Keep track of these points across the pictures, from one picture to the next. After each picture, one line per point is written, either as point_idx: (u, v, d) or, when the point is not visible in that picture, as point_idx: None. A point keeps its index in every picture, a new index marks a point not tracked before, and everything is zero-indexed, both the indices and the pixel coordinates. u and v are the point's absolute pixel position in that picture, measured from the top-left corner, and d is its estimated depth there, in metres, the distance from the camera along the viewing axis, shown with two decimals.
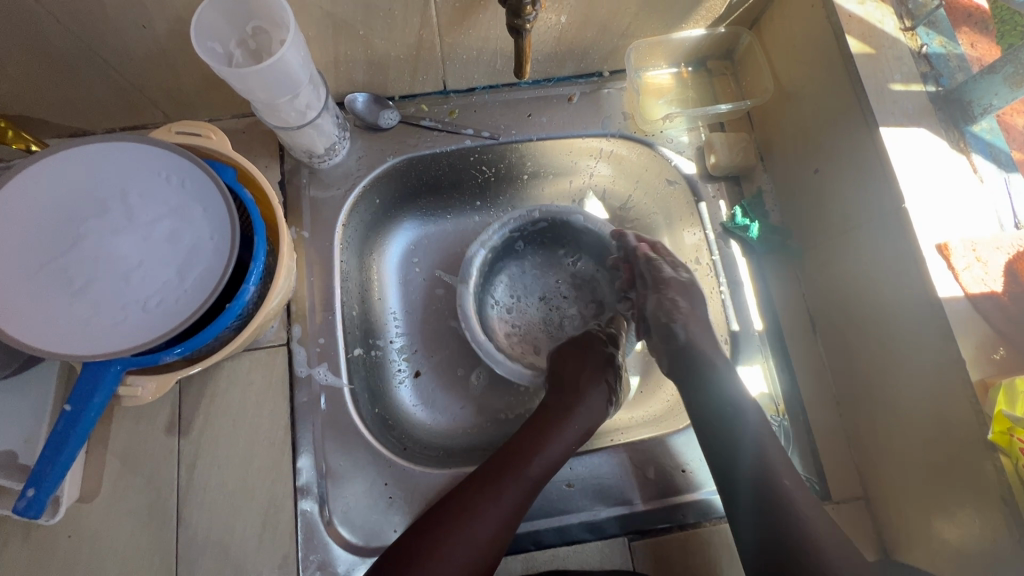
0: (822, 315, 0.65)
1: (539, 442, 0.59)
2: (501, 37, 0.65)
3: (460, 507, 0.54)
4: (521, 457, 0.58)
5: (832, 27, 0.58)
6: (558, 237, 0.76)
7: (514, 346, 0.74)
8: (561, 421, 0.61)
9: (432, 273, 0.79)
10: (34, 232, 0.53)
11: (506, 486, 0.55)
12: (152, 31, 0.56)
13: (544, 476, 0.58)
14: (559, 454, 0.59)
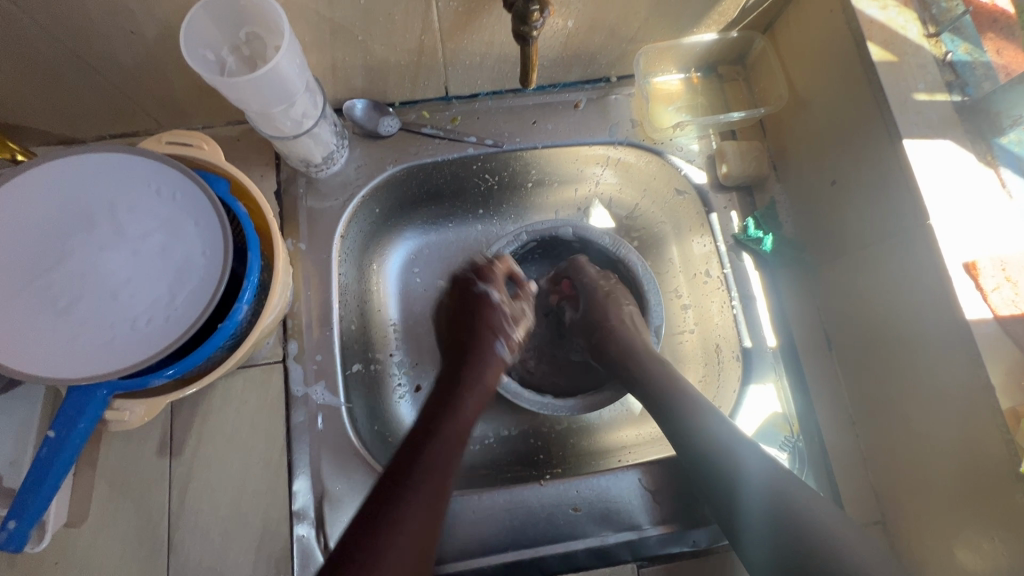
0: (838, 331, 0.63)
1: (444, 413, 0.55)
2: (505, 42, 0.62)
3: (385, 500, 0.46)
4: (433, 432, 0.52)
5: (852, 34, 0.56)
6: (552, 249, 0.76)
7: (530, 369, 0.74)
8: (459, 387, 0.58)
9: (434, 284, 0.76)
10: (17, 248, 0.51)
11: (425, 462, 0.49)
12: (141, 37, 0.53)
13: (461, 441, 0.53)
14: (468, 418, 0.56)
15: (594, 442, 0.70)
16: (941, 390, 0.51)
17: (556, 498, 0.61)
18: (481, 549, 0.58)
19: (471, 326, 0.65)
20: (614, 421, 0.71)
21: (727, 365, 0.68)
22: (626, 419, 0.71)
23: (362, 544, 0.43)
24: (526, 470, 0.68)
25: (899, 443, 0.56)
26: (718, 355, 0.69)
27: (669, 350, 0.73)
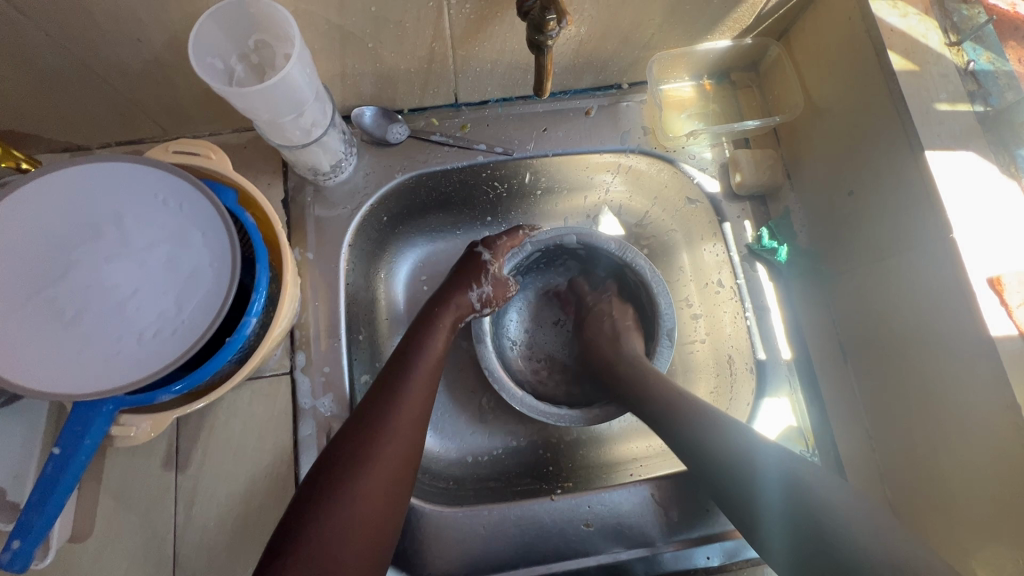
0: (853, 344, 0.62)
1: (413, 352, 0.56)
2: (516, 49, 0.61)
3: (355, 437, 0.48)
4: (404, 372, 0.54)
5: (871, 42, 0.55)
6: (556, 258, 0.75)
7: (546, 380, 0.73)
8: (432, 328, 0.59)
9: None
10: (21, 260, 0.50)
11: (396, 401, 0.51)
12: (147, 45, 0.52)
13: (432, 377, 0.55)
14: (439, 360, 0.57)
15: (603, 454, 0.69)
16: (963, 407, 0.49)
17: (568, 513, 0.60)
18: (494, 567, 0.57)
19: (450, 281, 0.64)
20: (626, 433, 0.70)
21: (739, 377, 0.67)
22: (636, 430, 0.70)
23: (332, 479, 0.46)
24: (536, 482, 0.67)
25: (917, 460, 0.55)
26: (730, 366, 0.68)
27: (679, 360, 0.72)
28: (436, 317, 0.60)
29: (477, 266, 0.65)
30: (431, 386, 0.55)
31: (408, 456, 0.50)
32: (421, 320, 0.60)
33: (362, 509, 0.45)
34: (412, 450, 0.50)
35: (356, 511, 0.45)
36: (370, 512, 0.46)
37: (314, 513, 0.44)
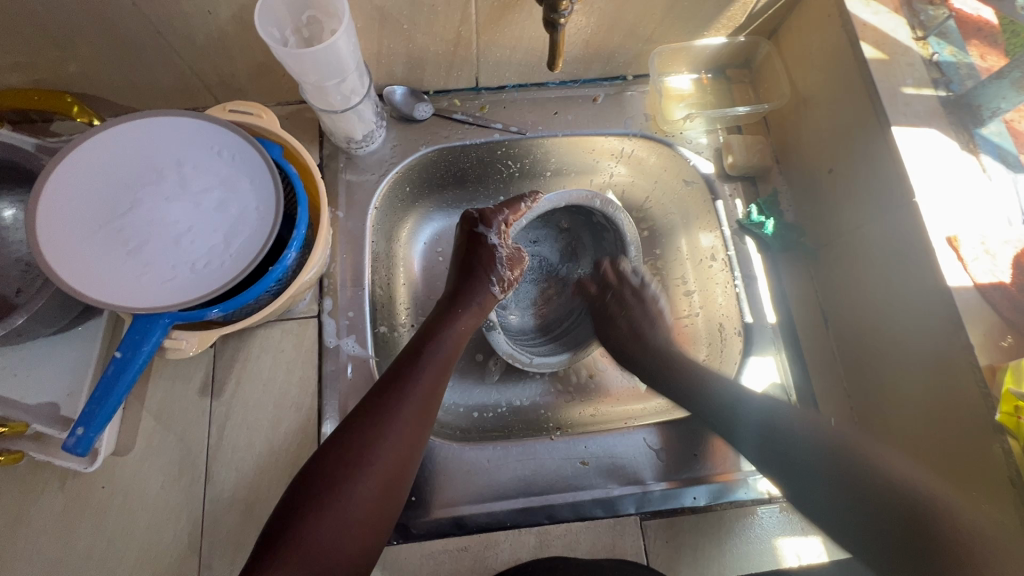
0: (834, 309, 0.67)
1: (430, 350, 0.59)
2: (533, 36, 0.69)
3: (367, 427, 0.52)
4: (419, 370, 0.57)
5: (847, 36, 0.62)
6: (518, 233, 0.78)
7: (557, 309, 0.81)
8: (452, 327, 0.62)
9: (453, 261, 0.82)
10: (95, 195, 0.57)
11: (408, 396, 0.54)
12: (215, 17, 0.60)
13: (443, 374, 0.59)
14: (452, 359, 0.60)
15: (598, 414, 0.75)
16: (928, 353, 0.54)
17: (566, 452, 0.65)
18: (494, 495, 0.62)
19: (465, 276, 0.67)
20: (619, 395, 0.76)
21: (729, 341, 0.72)
22: (632, 393, 0.76)
23: (341, 468, 0.49)
24: (535, 432, 0.72)
25: (888, 408, 0.60)
26: (721, 332, 0.74)
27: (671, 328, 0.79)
28: (457, 315, 0.63)
29: (490, 255, 0.68)
30: (441, 386, 0.58)
31: (411, 451, 0.53)
32: (442, 316, 0.63)
33: (363, 499, 0.49)
34: (415, 447, 0.54)
35: (357, 504, 0.48)
36: (371, 501, 0.49)
37: (321, 498, 0.47)
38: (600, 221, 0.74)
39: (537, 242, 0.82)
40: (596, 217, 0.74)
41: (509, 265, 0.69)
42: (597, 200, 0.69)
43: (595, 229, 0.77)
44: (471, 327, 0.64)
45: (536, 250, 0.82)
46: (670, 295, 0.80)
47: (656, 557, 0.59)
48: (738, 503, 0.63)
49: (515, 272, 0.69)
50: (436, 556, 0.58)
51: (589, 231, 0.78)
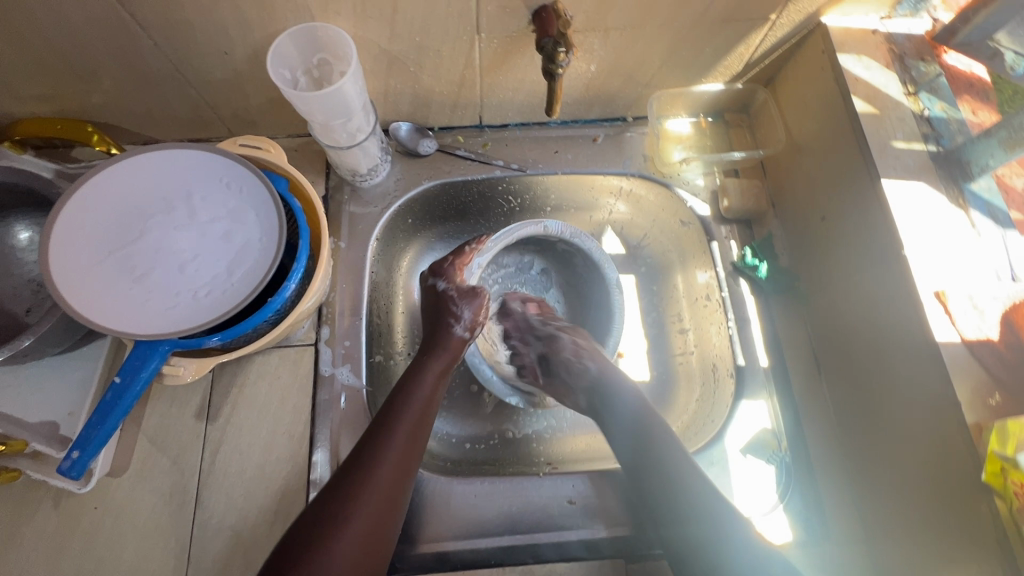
0: (826, 356, 0.68)
1: (402, 401, 0.59)
2: (535, 80, 0.71)
3: (339, 496, 0.51)
4: (387, 427, 0.56)
5: (838, 89, 0.64)
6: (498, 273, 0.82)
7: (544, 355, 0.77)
8: (422, 376, 0.62)
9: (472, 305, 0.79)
10: (107, 222, 0.60)
11: (379, 459, 0.54)
12: (231, 57, 0.63)
13: (418, 422, 0.58)
14: (425, 412, 0.59)
15: (588, 449, 0.74)
16: (914, 407, 0.54)
17: (553, 489, 0.65)
18: (478, 533, 0.62)
19: (431, 327, 0.68)
20: None
21: (722, 383, 0.72)
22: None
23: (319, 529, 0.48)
24: (525, 467, 0.72)
25: (878, 459, 0.59)
26: (714, 373, 0.73)
27: (665, 366, 0.78)
28: (426, 366, 0.63)
29: (444, 300, 0.68)
30: (418, 435, 0.58)
31: (388, 509, 0.52)
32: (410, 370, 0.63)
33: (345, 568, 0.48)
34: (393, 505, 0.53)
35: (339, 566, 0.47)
36: (355, 560, 0.48)
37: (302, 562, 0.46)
38: (565, 249, 0.78)
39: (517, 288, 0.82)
40: (558, 245, 0.78)
41: (465, 302, 0.68)
42: (548, 229, 0.73)
43: (566, 259, 0.80)
44: (445, 375, 0.64)
45: (518, 297, 0.81)
46: (665, 333, 0.80)
47: None
48: None
49: (477, 311, 0.68)
50: None
51: (562, 264, 0.81)
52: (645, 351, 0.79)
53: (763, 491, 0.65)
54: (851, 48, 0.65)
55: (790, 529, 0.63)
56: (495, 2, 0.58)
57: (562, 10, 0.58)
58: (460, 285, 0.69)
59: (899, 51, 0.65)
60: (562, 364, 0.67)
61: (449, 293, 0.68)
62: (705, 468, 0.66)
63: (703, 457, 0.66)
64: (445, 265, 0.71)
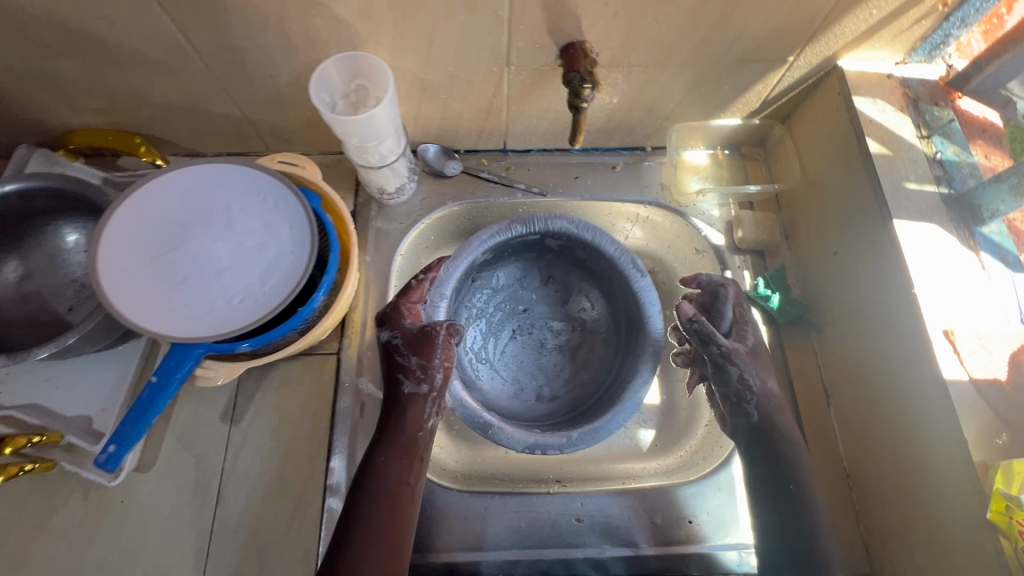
0: (836, 389, 0.69)
1: (366, 487, 0.55)
2: (559, 109, 0.75)
3: None
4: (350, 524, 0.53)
5: (853, 128, 0.66)
6: (509, 288, 0.76)
7: (580, 366, 0.74)
8: (385, 450, 0.57)
9: (499, 327, 0.75)
10: (151, 230, 0.63)
11: (354, 562, 0.51)
12: (274, 80, 0.67)
13: (387, 506, 0.55)
14: (390, 488, 0.56)
15: (597, 466, 0.70)
16: (927, 443, 0.55)
17: (562, 507, 0.66)
18: (487, 544, 0.64)
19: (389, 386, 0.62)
20: (619, 449, 0.72)
21: None
22: (629, 450, 0.72)
23: None
24: (531, 483, 0.68)
25: (888, 492, 0.60)
26: None
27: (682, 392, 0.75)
28: (383, 438, 0.59)
29: (393, 353, 0.62)
30: (390, 520, 0.54)
31: None
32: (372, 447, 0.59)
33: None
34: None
35: None
36: None
37: None
38: (557, 243, 0.73)
39: (527, 307, 0.76)
40: (548, 244, 0.73)
41: (414, 350, 0.61)
42: (518, 227, 0.69)
43: (568, 257, 0.74)
44: (411, 440, 0.59)
45: (532, 316, 0.76)
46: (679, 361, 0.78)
47: None
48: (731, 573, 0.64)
49: (428, 356, 0.61)
50: None
51: (567, 263, 0.75)
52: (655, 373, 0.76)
53: None
54: (866, 91, 0.67)
55: None
56: (526, 38, 0.62)
57: (592, 53, 0.63)
58: (404, 330, 0.62)
59: (913, 95, 0.68)
60: (738, 396, 0.65)
61: (392, 344, 0.62)
62: (713, 492, 0.67)
63: (710, 481, 0.68)
64: (392, 315, 0.64)
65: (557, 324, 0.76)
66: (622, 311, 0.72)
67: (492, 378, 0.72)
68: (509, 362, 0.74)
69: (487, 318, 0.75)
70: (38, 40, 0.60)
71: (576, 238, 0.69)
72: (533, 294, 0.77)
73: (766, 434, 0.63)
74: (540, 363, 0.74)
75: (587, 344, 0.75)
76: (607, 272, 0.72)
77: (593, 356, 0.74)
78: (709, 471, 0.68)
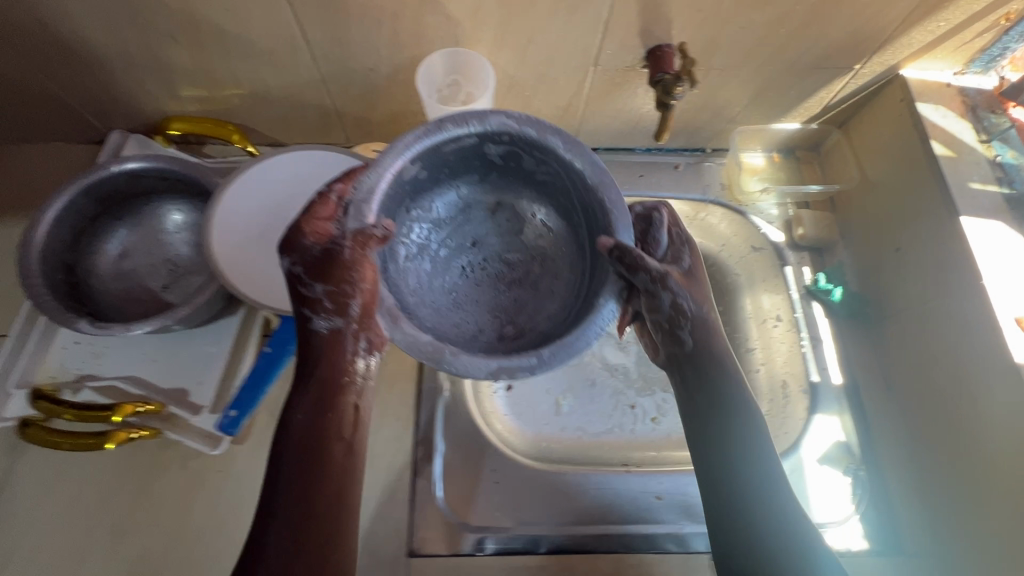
0: (899, 379, 0.72)
1: (281, 439, 0.48)
2: (633, 109, 0.79)
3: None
4: (277, 481, 0.46)
5: (918, 132, 0.71)
6: (454, 221, 0.65)
7: (541, 300, 0.63)
8: (303, 399, 0.50)
9: (452, 262, 0.64)
10: (258, 210, 0.67)
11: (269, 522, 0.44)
12: (374, 73, 0.70)
13: (303, 461, 0.47)
14: (318, 436, 0.48)
15: (655, 454, 0.73)
16: (993, 420, 0.60)
17: (642, 485, 0.69)
18: (576, 520, 0.66)
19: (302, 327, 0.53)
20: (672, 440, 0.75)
21: (794, 400, 0.75)
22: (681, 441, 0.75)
23: None
24: (602, 463, 0.73)
25: (953, 473, 0.64)
26: (784, 391, 0.76)
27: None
28: (299, 385, 0.51)
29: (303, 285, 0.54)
30: (304, 479, 0.46)
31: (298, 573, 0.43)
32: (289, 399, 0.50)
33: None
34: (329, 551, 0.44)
35: None
36: None
37: None
38: (500, 153, 0.60)
39: (476, 239, 0.65)
40: (489, 154, 0.60)
41: (329, 275, 0.53)
42: (449, 125, 0.55)
43: (509, 173, 0.63)
44: (332, 383, 0.51)
45: (484, 248, 0.65)
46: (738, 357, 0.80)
47: None
48: None
49: (331, 279, 0.53)
50: (517, 568, 0.64)
51: (510, 181, 0.64)
52: None
53: (841, 499, 0.68)
54: (928, 98, 0.72)
55: (867, 540, 0.67)
56: (619, 39, 0.66)
57: (685, 53, 0.67)
58: (303, 255, 0.55)
59: (970, 103, 0.73)
60: (672, 323, 0.59)
61: (293, 274, 0.54)
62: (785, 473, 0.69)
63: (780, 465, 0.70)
64: (289, 238, 0.55)
65: (513, 255, 0.65)
66: (583, 227, 0.61)
67: (439, 317, 0.59)
68: (461, 300, 0.62)
69: (430, 254, 0.64)
70: (163, 29, 0.63)
71: (520, 138, 0.57)
72: (480, 225, 0.66)
73: (705, 361, 0.58)
74: (500, 301, 0.63)
75: (547, 273, 0.64)
76: (565, 184, 0.60)
77: (557, 286, 0.63)
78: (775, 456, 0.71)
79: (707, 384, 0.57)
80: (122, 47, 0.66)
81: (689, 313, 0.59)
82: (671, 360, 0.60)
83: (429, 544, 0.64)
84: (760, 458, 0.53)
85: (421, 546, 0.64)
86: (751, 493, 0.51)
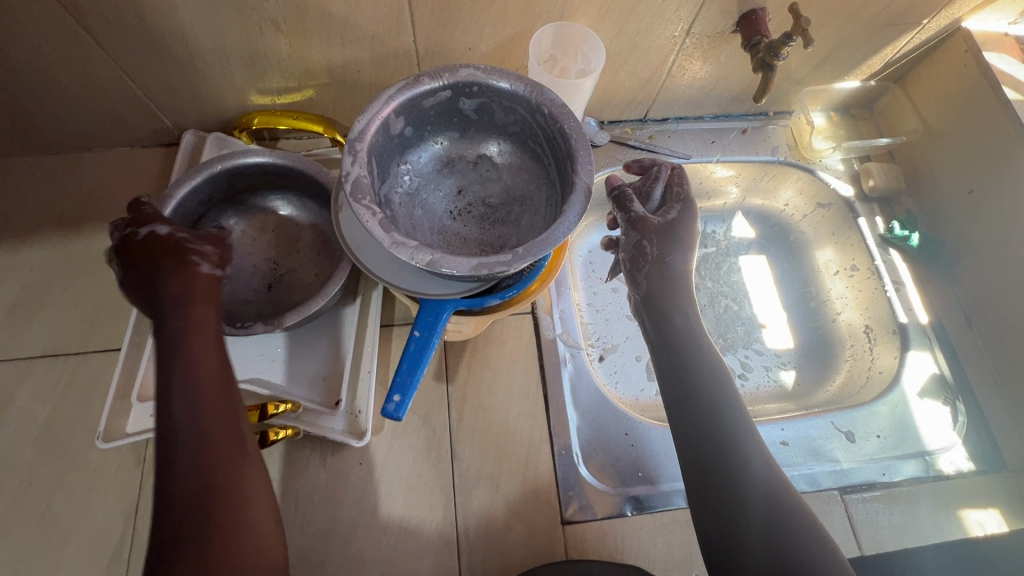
0: (980, 312, 0.78)
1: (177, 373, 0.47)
2: (710, 77, 0.81)
3: (174, 502, 0.42)
4: (170, 435, 0.45)
5: (987, 79, 0.76)
6: (440, 171, 0.67)
7: (520, 234, 0.64)
8: (188, 340, 0.49)
9: (444, 208, 0.66)
10: None
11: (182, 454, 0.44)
12: (471, 53, 0.70)
13: (210, 396, 0.47)
14: (212, 380, 0.48)
15: (752, 407, 0.78)
16: None
17: (766, 434, 0.73)
18: None
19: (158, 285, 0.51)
20: (770, 394, 0.79)
21: (878, 343, 0.80)
22: (777, 392, 0.80)
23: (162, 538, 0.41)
24: None
25: None
26: (867, 335, 0.81)
27: (809, 338, 0.84)
28: (185, 334, 0.49)
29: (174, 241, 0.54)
30: (212, 411, 0.47)
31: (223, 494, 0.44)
32: (168, 356, 0.48)
33: (249, 551, 0.43)
34: (239, 484, 0.45)
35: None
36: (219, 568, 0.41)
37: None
38: (474, 106, 0.63)
39: (461, 187, 0.67)
40: (464, 109, 0.63)
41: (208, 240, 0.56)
42: (426, 79, 0.57)
43: (481, 121, 0.65)
44: (202, 331, 0.51)
45: (469, 194, 0.67)
46: (815, 309, 0.86)
47: (858, 522, 0.68)
48: (922, 478, 0.71)
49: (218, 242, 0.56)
50: (669, 524, 0.66)
51: (483, 128, 0.65)
52: (786, 322, 0.85)
53: (944, 427, 0.74)
54: (991, 48, 0.77)
55: (972, 460, 0.72)
56: (718, 6, 0.67)
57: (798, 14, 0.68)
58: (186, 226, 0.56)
59: None
60: (634, 262, 0.63)
61: (179, 238, 0.54)
62: (890, 408, 0.75)
63: (879, 404, 0.75)
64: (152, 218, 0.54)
65: (495, 198, 0.67)
66: (551, 165, 0.63)
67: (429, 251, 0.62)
68: (443, 241, 0.64)
69: (421, 203, 0.66)
70: (266, 18, 0.61)
71: (490, 87, 0.59)
72: (464, 175, 0.68)
73: (660, 301, 0.61)
74: (484, 240, 0.65)
75: (526, 211, 0.65)
76: (533, 127, 0.62)
77: (536, 222, 0.64)
78: (873, 398, 0.76)
79: (670, 313, 0.60)
80: (217, 40, 0.63)
81: (653, 256, 0.62)
82: (638, 305, 0.63)
83: (580, 510, 0.65)
84: (727, 406, 0.54)
85: (573, 512, 0.65)
86: (725, 452, 0.52)
